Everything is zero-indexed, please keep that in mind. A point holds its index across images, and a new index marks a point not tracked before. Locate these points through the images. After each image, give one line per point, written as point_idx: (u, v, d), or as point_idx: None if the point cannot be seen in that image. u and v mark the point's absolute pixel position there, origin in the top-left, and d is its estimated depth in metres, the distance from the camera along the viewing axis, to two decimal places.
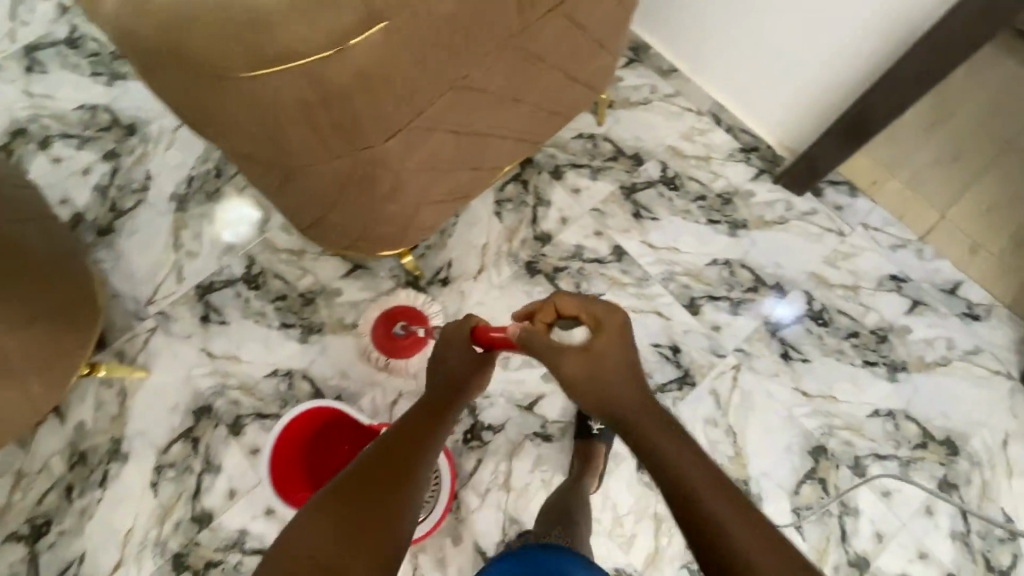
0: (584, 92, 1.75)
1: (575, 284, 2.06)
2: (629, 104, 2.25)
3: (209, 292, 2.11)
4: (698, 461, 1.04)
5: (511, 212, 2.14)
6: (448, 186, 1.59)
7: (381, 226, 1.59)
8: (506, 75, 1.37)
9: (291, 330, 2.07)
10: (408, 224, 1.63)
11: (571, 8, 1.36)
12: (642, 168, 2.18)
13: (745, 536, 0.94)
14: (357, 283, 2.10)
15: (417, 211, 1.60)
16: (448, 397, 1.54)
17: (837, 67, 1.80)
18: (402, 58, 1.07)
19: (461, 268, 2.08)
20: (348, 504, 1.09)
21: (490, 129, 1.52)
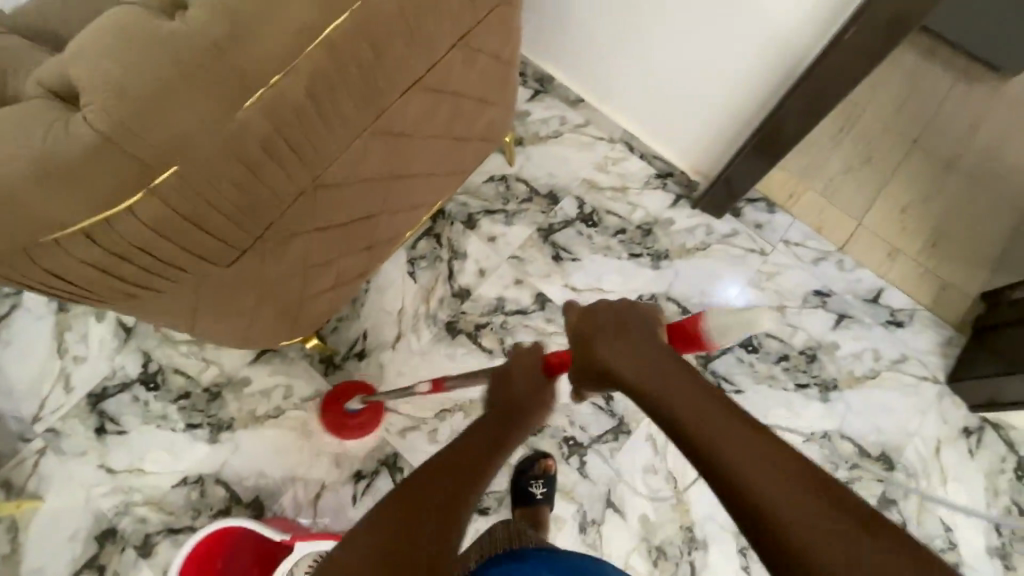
0: (473, 147, 1.70)
1: (498, 339, 2.00)
2: (539, 138, 2.29)
3: (102, 400, 1.88)
4: (768, 455, 0.80)
5: (427, 271, 2.08)
6: (338, 269, 1.50)
7: (270, 328, 1.46)
8: (378, 155, 1.29)
9: (198, 432, 1.86)
10: (298, 318, 1.51)
11: (439, 77, 1.29)
12: (557, 211, 2.18)
13: (825, 531, 0.71)
14: (268, 367, 1.93)
15: (306, 304, 1.48)
16: (517, 419, 1.16)
17: (735, 97, 1.82)
18: (250, 159, 0.91)
19: (378, 338, 1.98)
20: (427, 488, 0.94)
21: (375, 205, 1.43)
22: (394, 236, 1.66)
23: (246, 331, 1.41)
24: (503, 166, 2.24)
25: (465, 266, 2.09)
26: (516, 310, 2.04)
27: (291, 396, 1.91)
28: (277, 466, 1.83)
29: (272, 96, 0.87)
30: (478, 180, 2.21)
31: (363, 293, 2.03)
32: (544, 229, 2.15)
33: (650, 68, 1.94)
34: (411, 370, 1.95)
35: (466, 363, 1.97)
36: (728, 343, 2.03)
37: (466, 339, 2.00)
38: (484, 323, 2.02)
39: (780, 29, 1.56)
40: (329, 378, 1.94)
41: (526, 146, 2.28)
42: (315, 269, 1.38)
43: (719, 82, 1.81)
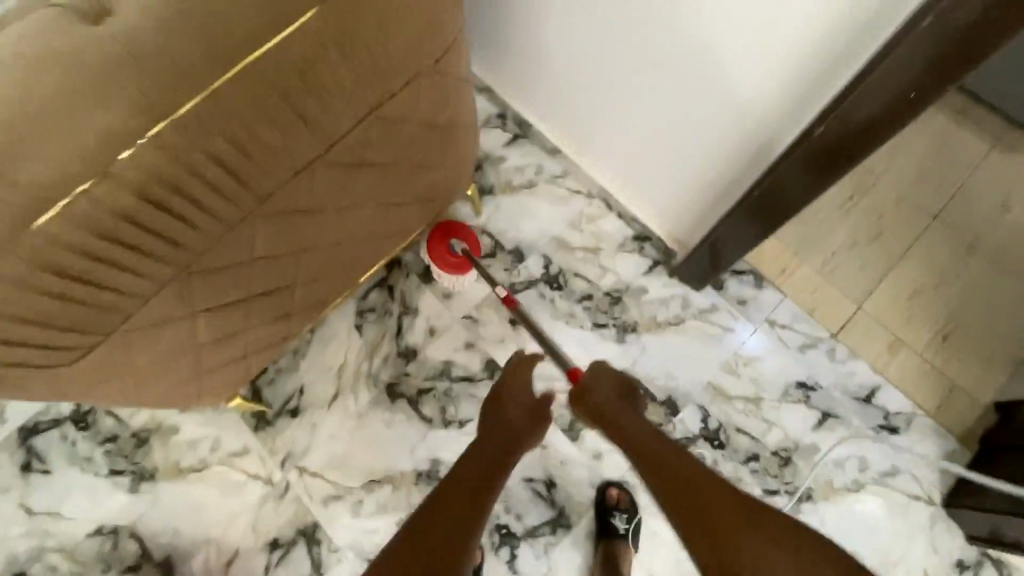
0: (413, 208, 1.57)
1: (440, 408, 1.87)
2: (511, 188, 2.14)
3: (34, 435, 1.81)
4: (699, 475, 1.30)
5: (375, 325, 1.96)
6: (245, 339, 1.39)
7: (168, 398, 1.36)
8: (278, 233, 1.18)
9: (120, 480, 1.79)
10: (203, 386, 1.41)
11: (350, 153, 1.16)
12: (520, 269, 2.03)
13: (755, 541, 1.14)
14: (198, 417, 1.85)
15: (209, 374, 1.38)
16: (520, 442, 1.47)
17: (712, 170, 1.62)
18: (94, 249, 0.83)
19: (315, 395, 1.88)
20: (451, 500, 1.25)
21: (283, 277, 1.32)
22: (320, 300, 1.55)
23: (141, 402, 1.31)
24: (470, 216, 2.10)
25: (416, 323, 1.96)
26: (463, 377, 1.90)
27: (218, 450, 1.83)
28: (195, 524, 1.76)
29: (99, 194, 0.79)
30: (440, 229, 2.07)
31: (306, 344, 1.92)
32: (505, 289, 2.00)
33: (623, 130, 1.76)
34: (344, 433, 1.84)
35: (402, 431, 1.84)
36: (691, 434, 1.83)
37: (405, 404, 1.87)
38: (427, 388, 1.89)
39: (755, 108, 1.37)
40: (259, 434, 1.84)
41: (496, 195, 2.13)
42: (209, 343, 1.28)
43: (693, 155, 1.62)
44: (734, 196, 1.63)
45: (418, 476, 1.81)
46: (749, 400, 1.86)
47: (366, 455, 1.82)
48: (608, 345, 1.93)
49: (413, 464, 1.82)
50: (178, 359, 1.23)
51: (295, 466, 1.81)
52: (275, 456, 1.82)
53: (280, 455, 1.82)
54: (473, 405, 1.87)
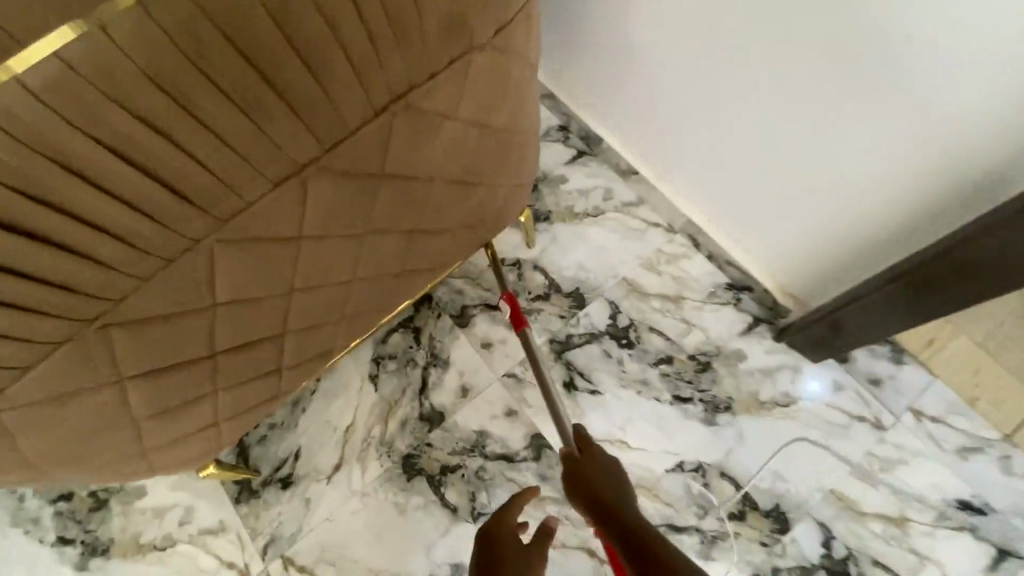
0: (453, 238, 1.18)
1: (470, 494, 1.45)
2: (572, 215, 1.73)
3: None
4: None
5: (393, 377, 1.56)
6: (211, 408, 1.02)
7: (114, 478, 1.02)
8: (248, 272, 0.83)
9: (68, 551, 1.44)
10: (162, 460, 1.04)
11: (358, 157, 0.80)
12: (580, 318, 1.60)
13: None
14: (170, 478, 1.49)
15: (161, 450, 1.01)
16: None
17: (868, 201, 1.18)
18: None
19: (312, 463, 1.49)
20: None
21: (260, 331, 0.94)
22: (323, 353, 1.17)
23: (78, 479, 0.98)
24: (519, 247, 1.69)
25: (445, 378, 1.55)
26: (500, 454, 1.48)
27: (188, 524, 1.45)
28: None
29: None
30: (483, 261, 1.68)
31: (308, 396, 1.55)
32: (559, 341, 1.57)
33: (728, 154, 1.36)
34: (345, 517, 1.44)
35: (418, 521, 1.43)
36: (808, 563, 1.36)
37: (423, 485, 1.46)
38: (453, 465, 1.47)
39: (945, 110, 0.95)
40: (239, 508, 1.46)
41: (553, 223, 1.73)
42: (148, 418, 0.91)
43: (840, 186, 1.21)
44: (914, 240, 1.17)
45: None
46: (891, 522, 1.38)
47: (374, 549, 1.42)
48: (693, 427, 1.46)
49: (430, 566, 1.41)
50: (112, 436, 0.89)
51: (281, 555, 1.43)
52: (256, 540, 1.44)
53: (263, 538, 1.44)
54: (512, 494, 1.45)
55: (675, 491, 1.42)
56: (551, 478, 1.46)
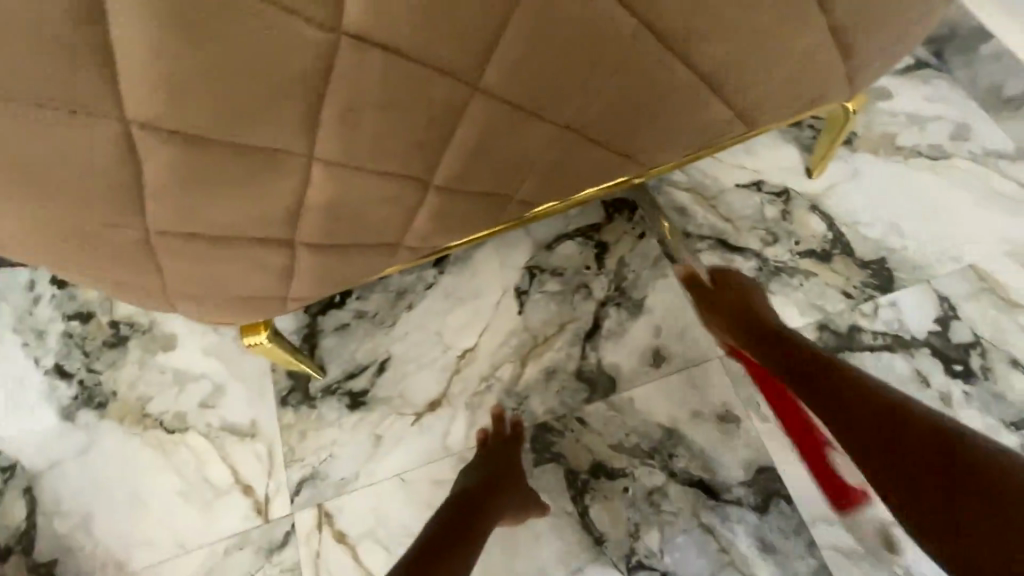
0: (785, 81, 0.66)
1: (630, 527, 0.84)
2: (894, 146, 1.05)
3: None
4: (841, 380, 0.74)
5: (549, 303, 0.99)
6: (293, 156, 0.47)
7: (49, 234, 0.47)
8: None
9: (59, 389, 1.02)
10: (165, 239, 0.50)
11: None
12: (880, 307, 0.94)
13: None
14: (210, 338, 1.03)
15: (161, 192, 0.46)
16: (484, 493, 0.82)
17: None
18: None
19: (402, 385, 0.96)
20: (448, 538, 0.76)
21: (459, 47, 0.46)
22: (497, 190, 0.63)
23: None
24: (792, 172, 1.05)
25: (629, 330, 0.96)
26: (696, 478, 0.86)
27: (212, 410, 0.99)
28: (117, 528, 0.92)
29: None
30: (728, 177, 1.06)
31: (420, 290, 1.02)
32: (836, 332, 0.93)
33: None
34: (425, 485, 0.90)
35: (537, 537, 0.84)
36: None
37: (557, 483, 0.87)
38: (614, 468, 0.87)
39: None
40: (285, 411, 0.97)
41: (856, 151, 1.05)
42: (170, 32, 0.38)
43: None
44: None
45: None
46: None
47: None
48: None
49: None
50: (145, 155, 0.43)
51: (316, 506, 0.90)
52: (290, 469, 0.93)
53: (299, 470, 0.93)
54: (707, 554, 0.82)
55: None
56: (782, 556, 0.82)
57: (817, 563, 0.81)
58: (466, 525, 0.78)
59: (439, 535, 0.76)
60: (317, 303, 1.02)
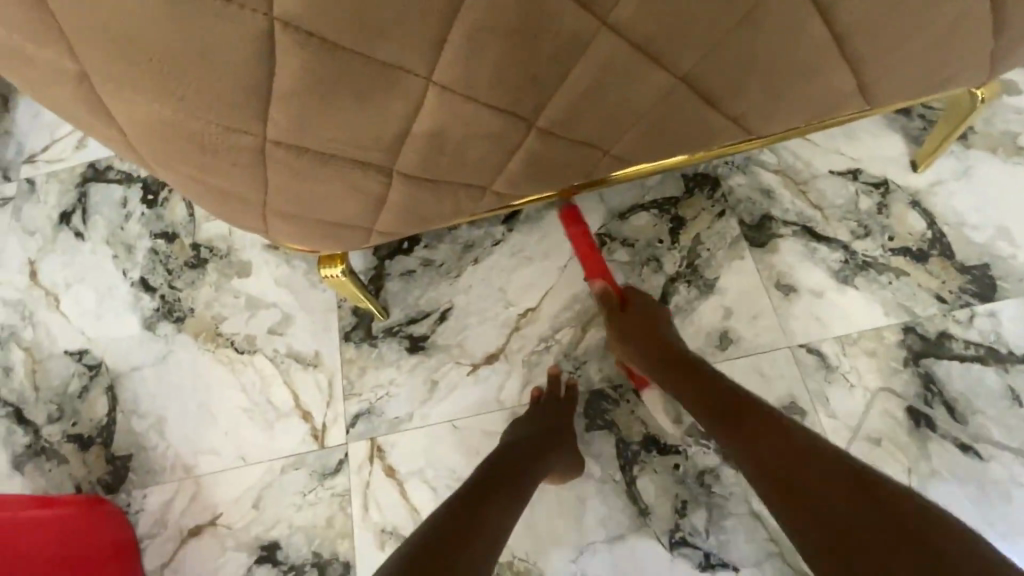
0: (918, 57, 0.60)
1: (677, 504, 0.83)
2: (1015, 146, 0.96)
3: (92, 180, 1.16)
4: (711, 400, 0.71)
5: (617, 272, 0.98)
6: (413, 77, 0.47)
7: (172, 132, 0.49)
8: None
9: (143, 301, 1.08)
10: (277, 149, 0.51)
11: None
12: (977, 315, 0.87)
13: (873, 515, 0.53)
14: (282, 270, 1.07)
15: (283, 100, 0.47)
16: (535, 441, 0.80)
17: None
18: None
19: (461, 335, 0.98)
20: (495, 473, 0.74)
21: None
22: (594, 142, 0.62)
23: (107, 78, 0.45)
24: (895, 164, 0.98)
25: (697, 309, 0.94)
26: None
27: (279, 337, 1.03)
28: (186, 435, 0.98)
29: None
30: (822, 163, 0.99)
31: (488, 246, 1.02)
32: (923, 336, 0.87)
33: None
34: (475, 435, 0.92)
35: (582, 500, 0.84)
36: None
37: (607, 450, 0.87)
38: (667, 444, 0.86)
39: None
40: (346, 347, 1.00)
41: (970, 148, 0.97)
42: None
43: None
44: None
45: None
46: None
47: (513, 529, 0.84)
48: None
49: None
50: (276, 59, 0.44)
51: (369, 440, 0.93)
52: (349, 402, 0.96)
53: (357, 404, 0.96)
54: (755, 542, 0.80)
55: None
56: None
57: None
58: (512, 476, 0.74)
59: (485, 484, 0.72)
60: (386, 247, 1.03)
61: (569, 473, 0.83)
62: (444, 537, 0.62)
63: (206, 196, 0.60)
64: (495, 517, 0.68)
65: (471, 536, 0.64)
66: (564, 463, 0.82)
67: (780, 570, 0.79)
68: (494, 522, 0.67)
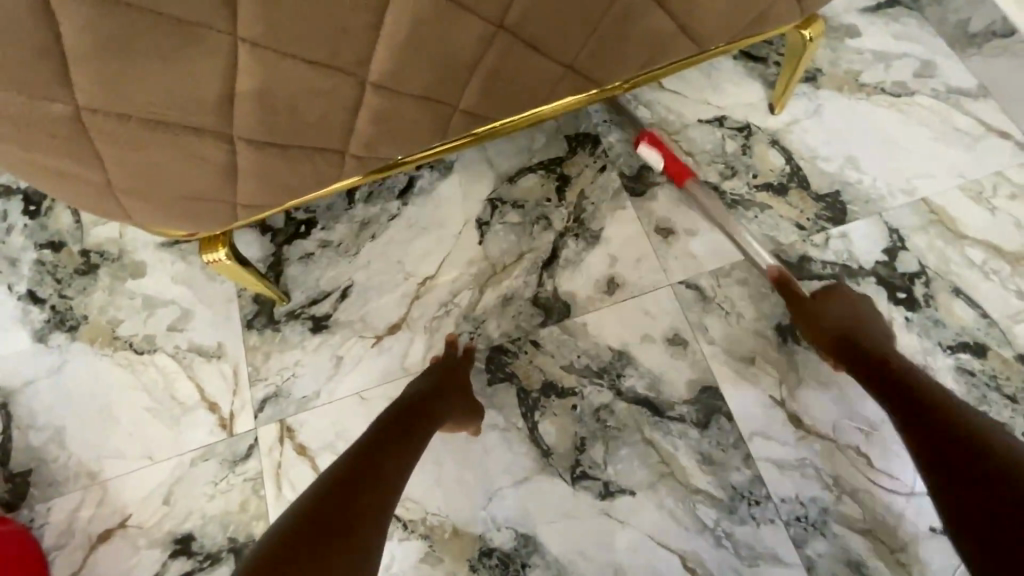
0: None
1: (576, 441, 0.87)
2: (858, 83, 1.05)
3: None
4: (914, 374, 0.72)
5: (509, 234, 1.01)
6: (214, 32, 0.51)
7: None
8: None
9: (31, 313, 1.04)
10: (96, 117, 0.53)
11: None
12: (831, 238, 0.96)
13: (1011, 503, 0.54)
14: (178, 266, 1.05)
15: (86, 63, 0.50)
16: (425, 404, 0.79)
17: None
18: None
19: (362, 310, 0.99)
20: (383, 441, 0.72)
21: None
22: (435, 97, 0.64)
23: None
24: (755, 109, 1.05)
25: (586, 260, 0.98)
26: (642, 398, 0.89)
27: (180, 332, 1.01)
28: (90, 442, 0.96)
29: None
30: (691, 113, 1.06)
31: (384, 221, 1.03)
32: (786, 261, 0.95)
33: None
34: (382, 402, 0.94)
35: (487, 450, 0.88)
36: None
37: (509, 401, 0.90)
38: (565, 388, 0.90)
39: None
40: (249, 334, 1.00)
41: (819, 89, 1.06)
42: None
43: None
44: None
45: (485, 557, 0.84)
46: None
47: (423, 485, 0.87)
48: None
49: (485, 526, 0.85)
50: (68, 19, 0.48)
51: (278, 422, 0.94)
52: (255, 387, 0.96)
53: (263, 388, 0.96)
54: (648, 465, 0.85)
55: (936, 569, 0.79)
56: (719, 467, 0.84)
57: (750, 474, 0.84)
58: (408, 422, 0.76)
59: (387, 430, 0.74)
60: (282, 233, 1.03)
61: (472, 427, 0.86)
62: (339, 487, 0.64)
63: (48, 183, 0.60)
64: (391, 461, 0.70)
65: (364, 481, 0.65)
66: (464, 417, 0.85)
67: (671, 488, 0.84)
68: (391, 468, 0.69)
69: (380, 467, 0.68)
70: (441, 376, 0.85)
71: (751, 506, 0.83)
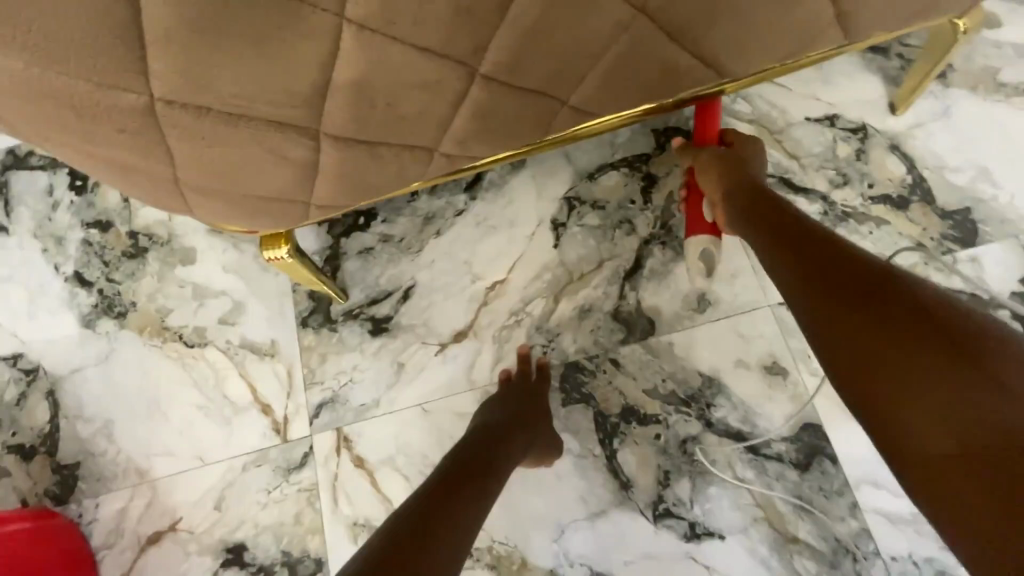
0: None
1: (660, 475, 0.80)
2: (995, 82, 0.92)
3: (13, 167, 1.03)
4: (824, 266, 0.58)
5: (589, 239, 0.91)
6: (319, 13, 0.42)
7: (53, 101, 0.44)
8: None
9: (78, 297, 0.98)
10: (168, 109, 0.45)
11: None
12: (959, 262, 0.85)
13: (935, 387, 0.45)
14: (231, 255, 0.98)
15: (168, 44, 0.42)
16: (495, 436, 0.72)
17: None
18: None
19: (426, 314, 0.91)
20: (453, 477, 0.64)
21: None
22: (549, 92, 0.55)
23: None
24: (873, 108, 0.93)
25: (673, 272, 0.89)
26: (734, 431, 0.81)
27: (232, 327, 0.95)
28: (140, 438, 0.92)
29: None
30: (798, 109, 0.93)
31: (450, 216, 0.95)
32: None
33: None
34: (446, 416, 0.87)
35: (560, 478, 0.81)
36: None
37: (585, 424, 0.83)
38: (647, 414, 0.82)
39: None
40: (304, 333, 0.93)
41: (950, 87, 0.92)
42: None
43: None
44: None
45: None
46: None
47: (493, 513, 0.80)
48: None
49: (556, 562, 0.78)
50: None
51: (335, 430, 0.88)
52: (310, 391, 0.90)
53: (320, 393, 0.90)
54: (740, 508, 0.78)
55: None
56: (821, 517, 0.77)
57: (856, 526, 0.76)
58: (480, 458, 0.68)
59: (458, 465, 0.67)
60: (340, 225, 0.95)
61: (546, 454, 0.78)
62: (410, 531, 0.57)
63: (106, 176, 0.53)
64: (462, 503, 0.62)
65: (437, 525, 0.58)
66: (539, 444, 0.77)
67: (766, 535, 0.77)
68: (465, 508, 0.62)
69: (454, 507, 0.61)
70: (512, 402, 0.78)
71: (856, 563, 0.75)
